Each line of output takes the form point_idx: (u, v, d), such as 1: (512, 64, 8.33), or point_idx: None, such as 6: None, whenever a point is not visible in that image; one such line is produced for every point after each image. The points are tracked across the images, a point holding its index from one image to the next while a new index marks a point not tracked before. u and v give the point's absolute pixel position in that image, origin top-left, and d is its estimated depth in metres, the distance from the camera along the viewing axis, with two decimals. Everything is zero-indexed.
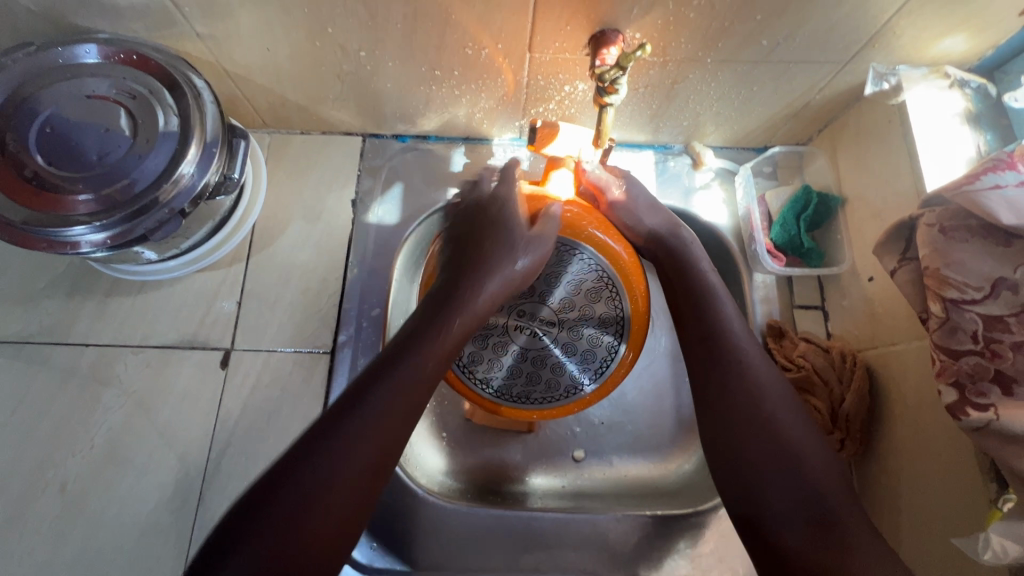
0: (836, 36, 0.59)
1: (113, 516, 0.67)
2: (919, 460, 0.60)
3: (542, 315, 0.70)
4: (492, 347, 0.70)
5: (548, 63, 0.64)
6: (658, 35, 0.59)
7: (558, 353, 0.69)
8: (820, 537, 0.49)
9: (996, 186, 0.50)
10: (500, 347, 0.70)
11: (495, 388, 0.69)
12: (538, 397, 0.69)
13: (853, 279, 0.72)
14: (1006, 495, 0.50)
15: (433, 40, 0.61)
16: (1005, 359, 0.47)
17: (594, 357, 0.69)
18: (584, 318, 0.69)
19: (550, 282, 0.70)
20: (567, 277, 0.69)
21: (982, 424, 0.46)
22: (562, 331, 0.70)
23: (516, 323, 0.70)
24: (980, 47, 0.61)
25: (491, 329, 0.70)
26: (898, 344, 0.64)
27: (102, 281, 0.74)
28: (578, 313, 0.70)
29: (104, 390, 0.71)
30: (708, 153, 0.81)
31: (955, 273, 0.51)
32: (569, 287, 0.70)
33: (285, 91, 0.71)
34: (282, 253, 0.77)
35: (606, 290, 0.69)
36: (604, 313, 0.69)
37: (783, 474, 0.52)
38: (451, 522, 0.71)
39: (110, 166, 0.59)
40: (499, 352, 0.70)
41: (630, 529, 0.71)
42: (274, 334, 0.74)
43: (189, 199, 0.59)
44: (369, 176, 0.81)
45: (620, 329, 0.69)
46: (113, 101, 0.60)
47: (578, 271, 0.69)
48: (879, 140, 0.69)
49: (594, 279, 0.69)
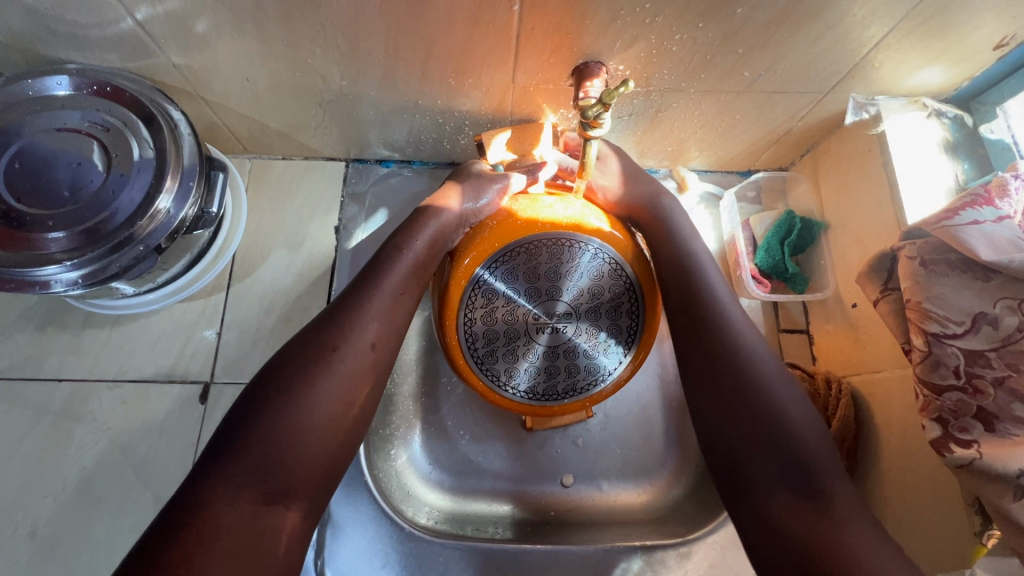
0: (817, 68, 0.60)
1: (87, 560, 0.65)
2: (906, 488, 0.60)
3: (559, 310, 0.63)
4: (515, 355, 0.65)
5: (531, 92, 0.64)
6: (642, 67, 0.59)
7: (580, 346, 0.65)
8: (806, 508, 0.47)
9: (975, 222, 0.51)
10: (525, 352, 0.65)
11: (535, 395, 0.67)
12: (567, 393, 0.67)
13: (837, 304, 0.73)
14: (990, 530, 0.50)
15: (416, 70, 0.60)
16: (985, 396, 0.47)
17: (608, 342, 0.66)
18: (597, 304, 0.64)
19: (561, 277, 0.62)
20: (578, 269, 0.63)
21: (966, 462, 0.46)
22: (582, 322, 0.64)
23: (535, 324, 0.63)
24: (956, 78, 0.62)
25: (510, 334, 0.64)
26: (883, 371, 0.64)
27: (76, 313, 0.72)
28: (595, 300, 0.64)
29: (78, 427, 0.68)
30: (691, 177, 0.81)
31: (936, 308, 0.51)
32: (583, 278, 0.63)
33: (265, 119, 0.70)
34: (263, 282, 0.76)
35: (619, 272, 0.63)
36: (618, 295, 0.64)
37: (769, 446, 0.51)
38: (433, 558, 0.68)
39: (83, 201, 0.57)
40: (525, 358, 0.65)
41: (619, 562, 0.69)
42: (255, 366, 0.72)
43: (166, 235, 0.58)
44: (352, 202, 0.80)
45: (635, 312, 0.65)
46: (86, 135, 0.58)
47: (589, 262, 0.62)
48: (859, 167, 0.70)
49: (607, 267, 0.63)
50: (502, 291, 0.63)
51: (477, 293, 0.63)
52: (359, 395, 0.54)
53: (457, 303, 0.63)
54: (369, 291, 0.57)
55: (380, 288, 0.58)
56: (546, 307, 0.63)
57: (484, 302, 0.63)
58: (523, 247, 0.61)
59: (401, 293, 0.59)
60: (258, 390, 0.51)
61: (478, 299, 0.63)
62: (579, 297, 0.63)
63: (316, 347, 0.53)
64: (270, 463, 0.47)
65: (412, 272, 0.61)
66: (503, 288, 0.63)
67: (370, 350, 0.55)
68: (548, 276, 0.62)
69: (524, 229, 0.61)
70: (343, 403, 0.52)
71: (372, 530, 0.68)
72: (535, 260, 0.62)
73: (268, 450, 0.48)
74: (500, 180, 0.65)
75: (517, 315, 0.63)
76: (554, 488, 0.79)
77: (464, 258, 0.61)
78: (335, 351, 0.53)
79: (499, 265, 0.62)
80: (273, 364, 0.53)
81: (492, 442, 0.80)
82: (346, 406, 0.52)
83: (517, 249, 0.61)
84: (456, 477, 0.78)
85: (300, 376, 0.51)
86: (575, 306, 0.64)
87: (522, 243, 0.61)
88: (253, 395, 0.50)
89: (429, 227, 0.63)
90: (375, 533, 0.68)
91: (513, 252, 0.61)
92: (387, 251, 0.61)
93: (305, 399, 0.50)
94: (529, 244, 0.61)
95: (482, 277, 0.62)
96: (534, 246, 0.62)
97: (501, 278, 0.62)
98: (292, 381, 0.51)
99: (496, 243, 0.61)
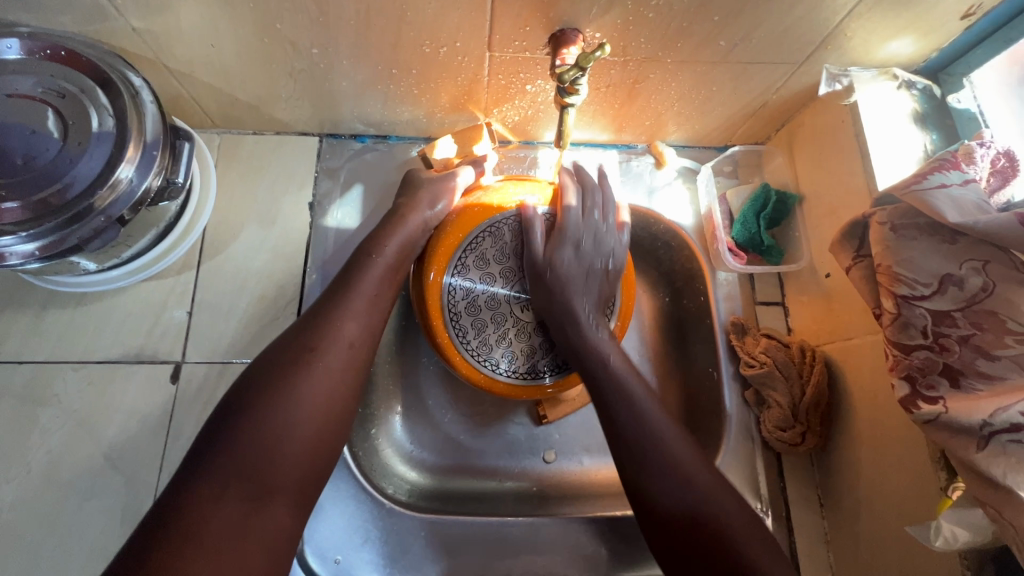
0: (790, 38, 0.60)
1: (55, 546, 0.62)
2: (878, 447, 0.61)
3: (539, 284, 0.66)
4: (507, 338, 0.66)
5: (508, 62, 0.63)
6: (618, 35, 0.58)
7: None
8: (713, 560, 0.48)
9: (942, 185, 0.52)
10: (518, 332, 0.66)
11: (534, 372, 0.66)
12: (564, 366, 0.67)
13: (811, 276, 0.74)
14: (955, 483, 0.52)
15: (388, 38, 0.59)
16: (952, 352, 0.49)
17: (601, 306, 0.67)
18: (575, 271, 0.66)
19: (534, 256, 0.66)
20: (551, 244, 0.66)
21: (933, 417, 0.48)
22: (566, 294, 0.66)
23: (517, 302, 0.66)
24: (925, 49, 0.63)
25: (498, 320, 0.66)
26: (854, 338, 0.65)
27: (37, 292, 0.69)
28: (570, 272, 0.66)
29: (41, 411, 0.66)
30: (669, 152, 0.81)
31: (906, 272, 0.52)
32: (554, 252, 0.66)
33: (233, 89, 0.68)
34: (234, 260, 0.73)
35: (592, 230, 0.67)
36: (593, 259, 0.67)
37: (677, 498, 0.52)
38: (418, 534, 0.68)
39: (37, 170, 0.54)
40: (518, 339, 0.66)
41: (601, 532, 0.70)
42: (228, 345, 0.70)
43: (129, 205, 0.55)
44: (327, 178, 0.78)
45: (616, 273, 0.68)
46: (38, 102, 0.55)
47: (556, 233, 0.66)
48: (833, 139, 0.71)
49: (578, 234, 0.66)
50: (478, 282, 0.65)
51: (456, 284, 0.65)
52: (343, 392, 0.54)
53: (440, 301, 0.64)
54: (343, 293, 0.58)
55: (355, 290, 0.58)
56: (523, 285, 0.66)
57: (465, 293, 0.65)
58: (483, 236, 0.66)
59: (377, 294, 0.59)
60: (243, 391, 0.50)
61: (460, 290, 0.65)
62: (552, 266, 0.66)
63: (295, 352, 0.53)
64: (263, 460, 0.47)
65: (387, 275, 0.61)
66: (479, 280, 0.65)
67: (350, 350, 0.55)
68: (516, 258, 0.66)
69: (483, 216, 0.66)
70: (331, 401, 0.52)
71: (352, 507, 0.67)
72: (502, 240, 0.66)
73: (260, 453, 0.47)
74: (451, 177, 0.68)
75: (501, 301, 0.66)
76: (536, 464, 0.79)
77: (432, 260, 0.64)
78: (316, 354, 0.53)
79: (469, 254, 0.65)
80: (253, 371, 0.52)
81: (474, 418, 0.80)
82: (333, 403, 0.53)
83: (482, 235, 0.66)
84: (436, 454, 0.78)
85: (283, 379, 0.51)
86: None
87: (484, 230, 0.66)
88: (235, 402, 0.50)
89: (398, 234, 0.63)
90: (355, 510, 0.67)
91: (476, 242, 0.65)
92: (355, 259, 0.61)
93: (291, 401, 0.50)
94: (489, 231, 0.66)
95: (456, 269, 0.65)
96: (497, 227, 0.66)
97: (472, 270, 0.65)
98: (274, 385, 0.50)
99: (462, 232, 0.65)
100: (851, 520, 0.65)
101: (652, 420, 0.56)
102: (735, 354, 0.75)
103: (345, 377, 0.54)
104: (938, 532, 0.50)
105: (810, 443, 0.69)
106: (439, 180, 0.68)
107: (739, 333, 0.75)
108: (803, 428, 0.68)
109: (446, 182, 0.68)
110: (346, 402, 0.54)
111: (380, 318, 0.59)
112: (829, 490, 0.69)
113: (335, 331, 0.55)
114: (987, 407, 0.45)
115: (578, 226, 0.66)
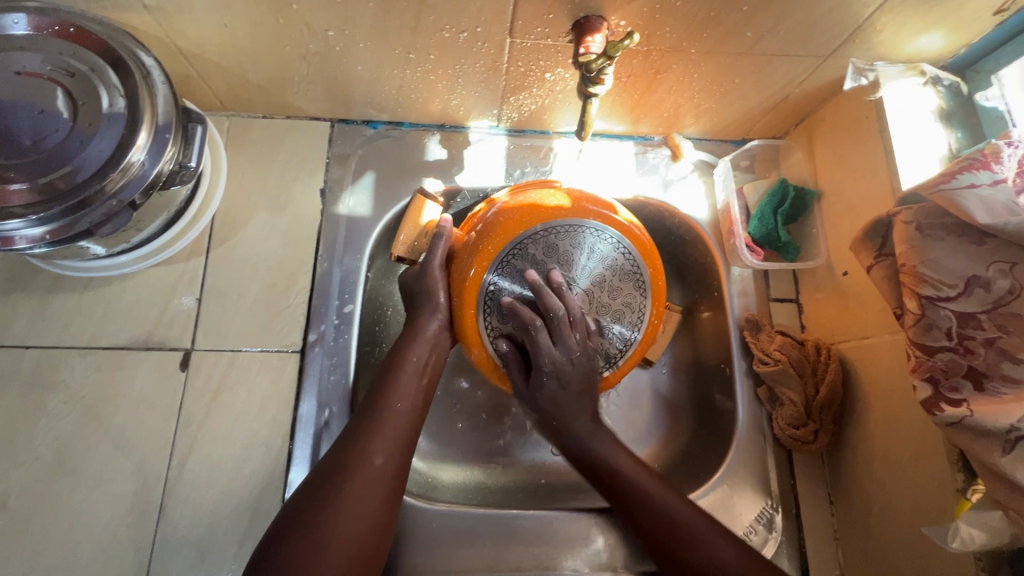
0: (819, 30, 0.58)
1: (63, 534, 0.62)
2: (892, 448, 0.61)
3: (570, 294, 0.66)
4: None
5: (530, 49, 0.61)
6: (644, 24, 0.57)
7: (609, 302, 0.67)
8: None
9: (971, 185, 0.51)
10: None
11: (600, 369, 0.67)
12: (621, 352, 0.68)
13: (828, 273, 0.73)
14: (975, 485, 0.53)
15: (407, 22, 0.57)
16: (976, 355, 0.48)
17: (626, 276, 0.67)
18: (585, 270, 0.66)
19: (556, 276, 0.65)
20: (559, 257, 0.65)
21: (956, 420, 0.47)
22: (597, 290, 0.66)
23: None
24: (954, 45, 0.62)
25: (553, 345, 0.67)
26: (871, 337, 0.65)
27: (43, 276, 0.68)
28: (592, 269, 0.66)
29: (49, 396, 0.65)
30: (686, 144, 0.80)
31: (931, 272, 0.51)
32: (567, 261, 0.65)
33: (244, 70, 0.66)
34: (243, 247, 0.72)
35: (561, 230, 0.64)
36: (601, 250, 0.66)
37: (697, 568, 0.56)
38: (430, 526, 0.67)
39: (47, 152, 0.52)
40: None
41: (611, 525, 0.70)
42: (238, 332, 0.69)
43: (140, 190, 0.54)
44: (338, 164, 0.77)
45: (626, 250, 0.66)
46: (47, 80, 0.53)
47: (561, 248, 0.65)
48: (856, 136, 0.69)
49: (575, 236, 0.65)
50: (517, 330, 0.65)
51: (499, 346, 0.65)
52: (378, 508, 0.54)
53: (500, 367, 0.66)
54: (378, 412, 0.58)
55: (389, 410, 0.59)
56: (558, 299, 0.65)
57: (511, 345, 0.66)
58: (491, 292, 0.64)
59: (409, 411, 0.60)
60: (288, 521, 0.51)
61: (506, 349, 0.66)
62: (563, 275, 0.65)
63: (329, 478, 0.54)
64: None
65: (419, 397, 0.62)
66: (517, 321, 0.65)
67: (381, 472, 0.55)
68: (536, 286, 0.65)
69: (477, 284, 0.63)
70: (372, 521, 0.53)
71: None
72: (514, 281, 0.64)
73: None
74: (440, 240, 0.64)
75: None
76: (545, 457, 0.79)
77: (471, 343, 0.65)
78: (349, 476, 0.54)
79: (491, 311, 0.65)
80: (295, 501, 0.53)
81: (485, 409, 0.80)
82: (370, 518, 0.53)
83: (493, 292, 0.64)
84: (444, 446, 0.77)
85: (324, 505, 0.52)
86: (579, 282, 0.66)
87: (490, 287, 0.64)
88: (284, 529, 0.51)
89: (416, 346, 0.63)
90: None
91: (489, 303, 0.65)
92: (382, 374, 0.62)
93: (332, 523, 0.51)
94: (495, 284, 0.64)
95: (488, 329, 0.65)
96: (505, 270, 0.64)
97: (504, 326, 0.65)
98: (312, 513, 0.51)
99: (471, 308, 0.64)
100: (859, 517, 0.66)
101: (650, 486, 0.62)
102: (749, 351, 0.74)
103: (378, 493, 0.55)
104: (955, 534, 0.50)
105: (822, 441, 0.69)
106: (424, 273, 0.65)
107: (753, 329, 0.75)
108: (816, 427, 0.68)
109: (430, 275, 0.64)
110: (381, 523, 0.55)
111: (413, 431, 0.60)
112: (838, 487, 0.69)
113: (366, 451, 0.56)
114: (1014, 411, 0.44)
115: (571, 230, 0.65)
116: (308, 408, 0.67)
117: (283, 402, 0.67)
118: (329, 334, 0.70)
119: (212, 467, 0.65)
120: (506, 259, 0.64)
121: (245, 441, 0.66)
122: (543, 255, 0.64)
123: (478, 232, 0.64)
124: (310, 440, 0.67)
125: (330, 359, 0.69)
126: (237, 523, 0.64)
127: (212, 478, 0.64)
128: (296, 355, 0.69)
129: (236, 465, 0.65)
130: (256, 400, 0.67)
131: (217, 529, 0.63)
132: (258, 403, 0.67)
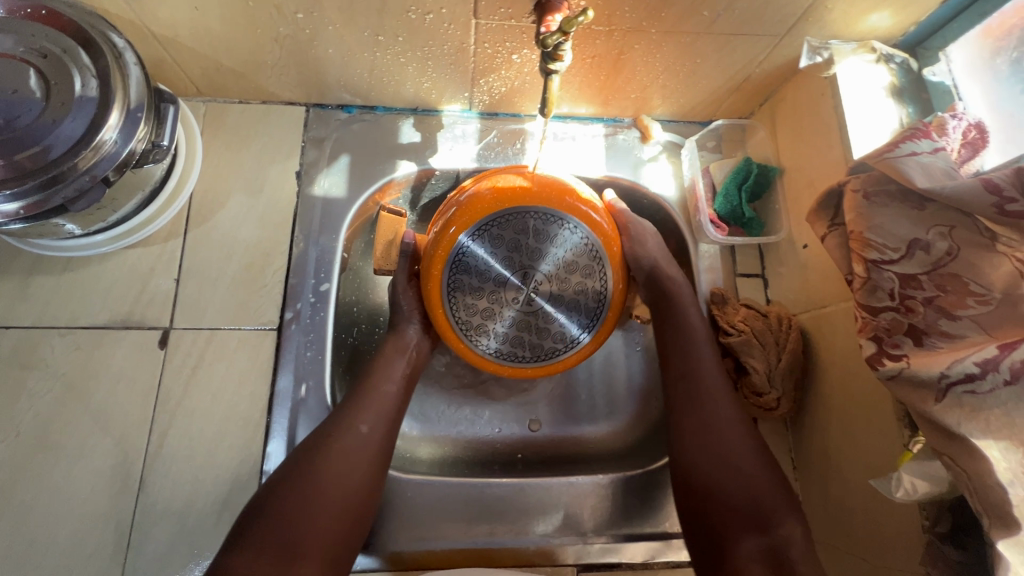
0: (772, 10, 0.61)
1: (44, 507, 0.63)
2: (847, 412, 0.64)
3: (529, 277, 0.69)
4: (539, 332, 0.71)
5: (495, 29, 0.63)
6: (603, 3, 0.58)
7: (568, 278, 0.69)
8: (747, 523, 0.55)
9: (913, 153, 0.54)
10: (545, 315, 0.70)
11: (576, 340, 0.72)
12: (591, 323, 0.71)
13: (790, 247, 0.76)
14: (916, 438, 0.55)
15: (374, 3, 0.59)
16: (917, 314, 0.51)
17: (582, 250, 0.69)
18: (543, 253, 0.68)
19: (511, 263, 0.68)
20: (508, 247, 0.68)
21: (895, 373, 0.50)
22: (554, 270, 0.69)
23: (517, 300, 0.69)
24: (903, 23, 0.65)
25: (515, 324, 0.70)
26: (828, 306, 0.67)
27: (23, 258, 0.69)
28: (547, 252, 0.68)
29: (28, 374, 0.66)
30: (655, 127, 0.82)
31: (876, 237, 0.54)
32: (521, 253, 0.68)
33: (218, 54, 0.67)
34: (220, 228, 0.74)
35: (505, 220, 0.67)
36: (552, 234, 0.68)
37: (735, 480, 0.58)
38: (404, 496, 0.69)
39: (20, 130, 0.54)
40: (547, 325, 0.71)
41: (583, 493, 0.72)
42: (216, 312, 0.71)
43: (113, 167, 0.55)
44: (313, 148, 0.78)
45: (582, 234, 0.69)
46: (20, 61, 0.54)
47: (513, 236, 0.68)
48: (813, 114, 0.72)
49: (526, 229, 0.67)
50: (485, 318, 0.70)
51: (474, 337, 0.70)
52: (361, 474, 0.58)
53: (481, 354, 0.71)
54: (364, 391, 0.63)
55: (375, 390, 0.63)
56: (519, 281, 0.69)
57: (486, 335, 0.70)
58: (453, 290, 0.69)
59: (394, 394, 0.64)
60: (282, 479, 0.55)
61: (479, 338, 0.70)
62: (516, 259, 0.68)
63: (314, 446, 0.58)
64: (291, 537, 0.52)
65: (405, 383, 0.66)
66: (482, 310, 0.69)
67: (363, 445, 0.59)
68: (494, 274, 0.68)
69: (442, 279, 0.68)
70: (356, 486, 0.57)
71: None
72: (469, 277, 0.69)
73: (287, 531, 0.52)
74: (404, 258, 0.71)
75: (507, 312, 0.70)
76: (521, 432, 0.81)
77: (446, 338, 0.70)
78: (334, 442, 0.58)
79: (459, 309, 0.69)
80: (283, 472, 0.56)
81: (461, 385, 0.82)
82: (354, 483, 0.57)
83: (456, 290, 0.69)
84: (421, 422, 0.79)
85: (307, 473, 0.55)
86: (536, 267, 0.69)
87: (452, 286, 0.69)
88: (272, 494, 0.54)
89: (397, 348, 0.68)
90: None
91: (453, 299, 0.69)
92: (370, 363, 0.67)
93: (313, 486, 0.54)
94: (454, 283, 0.69)
95: (457, 321, 0.70)
96: (459, 267, 0.68)
97: (471, 317, 0.70)
98: (297, 479, 0.55)
99: (439, 306, 0.68)
100: (818, 479, 0.68)
101: (748, 454, 0.59)
102: (715, 324, 0.77)
103: (362, 463, 0.58)
104: (899, 484, 0.53)
105: (785, 408, 0.71)
106: (395, 285, 0.72)
107: (719, 303, 0.77)
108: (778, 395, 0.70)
109: (398, 288, 0.71)
110: (361, 490, 0.58)
111: (397, 412, 0.64)
112: (801, 453, 0.72)
113: (353, 426, 0.59)
114: (944, 361, 0.47)
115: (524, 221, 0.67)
116: (285, 384, 0.69)
117: (260, 377, 0.69)
118: (305, 311, 0.72)
119: (192, 442, 0.66)
120: (459, 258, 0.68)
121: (224, 415, 0.67)
122: (493, 245, 0.68)
123: (433, 238, 0.68)
124: (286, 416, 0.68)
125: (306, 336, 0.71)
126: (216, 493, 0.65)
127: (191, 452, 0.66)
128: (273, 332, 0.71)
129: (216, 439, 0.67)
130: (234, 376, 0.69)
131: (196, 500, 0.65)
132: (236, 379, 0.69)
